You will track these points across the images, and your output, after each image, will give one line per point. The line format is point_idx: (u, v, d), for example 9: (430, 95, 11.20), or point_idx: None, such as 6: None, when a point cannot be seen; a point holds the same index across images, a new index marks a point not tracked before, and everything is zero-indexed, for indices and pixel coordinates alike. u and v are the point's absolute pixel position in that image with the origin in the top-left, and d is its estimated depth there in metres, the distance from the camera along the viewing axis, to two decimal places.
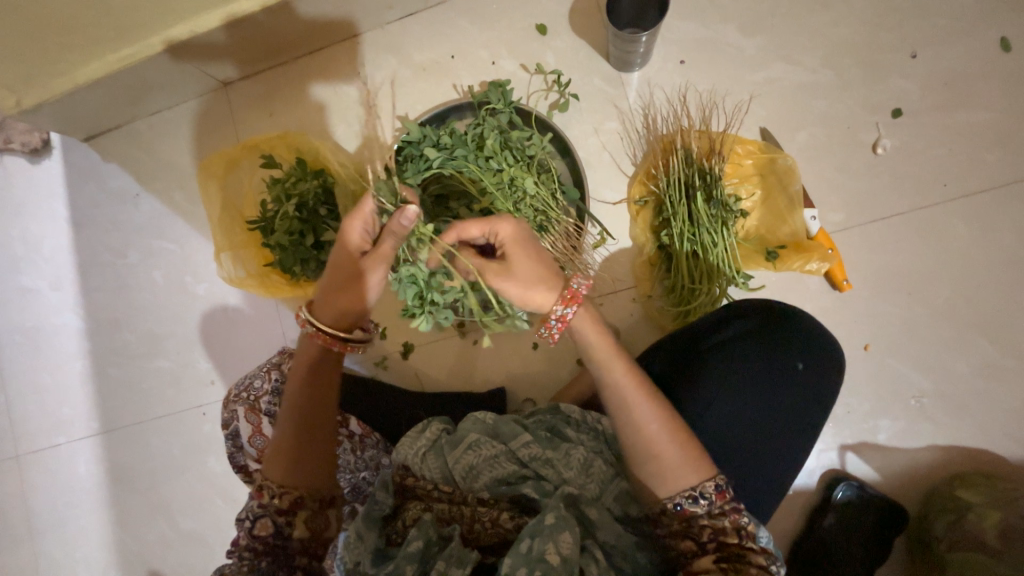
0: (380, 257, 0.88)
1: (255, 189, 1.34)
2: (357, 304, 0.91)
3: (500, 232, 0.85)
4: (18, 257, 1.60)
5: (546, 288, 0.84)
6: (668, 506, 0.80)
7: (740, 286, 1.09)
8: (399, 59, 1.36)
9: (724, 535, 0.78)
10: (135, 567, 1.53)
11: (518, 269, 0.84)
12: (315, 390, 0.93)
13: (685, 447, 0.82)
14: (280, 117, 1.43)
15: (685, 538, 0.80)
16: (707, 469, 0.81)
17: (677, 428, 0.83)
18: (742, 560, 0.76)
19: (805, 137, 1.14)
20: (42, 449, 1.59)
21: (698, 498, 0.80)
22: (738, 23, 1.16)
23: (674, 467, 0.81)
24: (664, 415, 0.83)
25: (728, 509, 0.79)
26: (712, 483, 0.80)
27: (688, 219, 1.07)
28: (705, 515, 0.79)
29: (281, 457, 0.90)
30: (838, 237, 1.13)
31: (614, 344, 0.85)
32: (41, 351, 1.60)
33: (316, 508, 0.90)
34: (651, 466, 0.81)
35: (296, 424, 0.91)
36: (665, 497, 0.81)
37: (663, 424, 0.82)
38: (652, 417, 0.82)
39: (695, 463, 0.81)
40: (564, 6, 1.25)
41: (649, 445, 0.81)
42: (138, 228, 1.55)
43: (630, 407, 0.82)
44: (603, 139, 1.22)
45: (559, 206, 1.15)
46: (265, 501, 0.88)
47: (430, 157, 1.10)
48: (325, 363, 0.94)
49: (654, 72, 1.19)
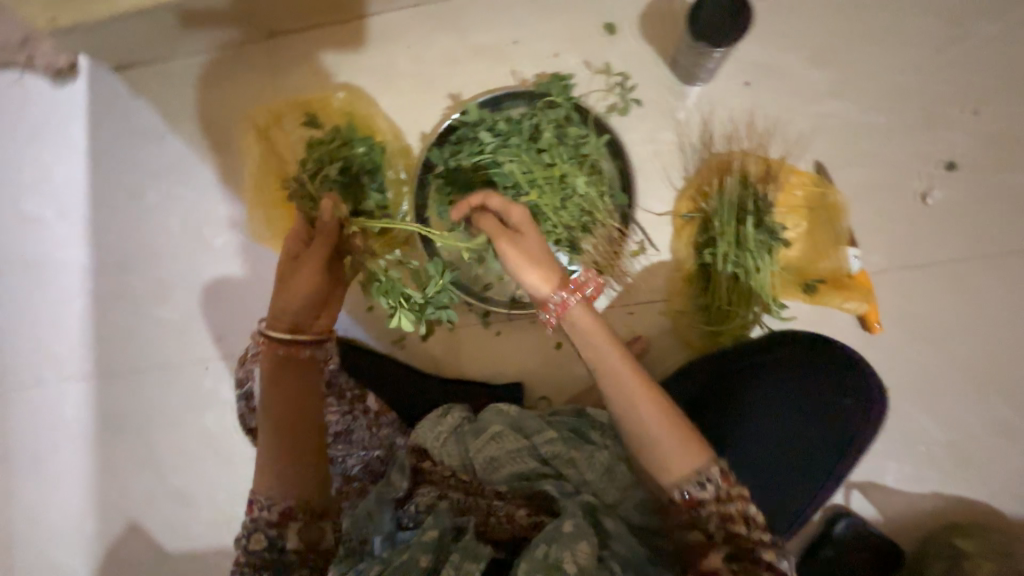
0: (317, 250, 0.97)
1: (294, 148, 1.29)
2: (299, 301, 0.96)
3: (515, 210, 0.89)
4: (27, 184, 1.53)
5: (548, 267, 0.87)
6: (675, 494, 0.79)
7: (774, 314, 1.09)
8: (459, 36, 1.32)
9: (732, 524, 0.78)
10: (117, 515, 1.49)
11: (525, 242, 0.88)
12: (298, 399, 0.90)
13: (683, 430, 0.81)
14: (324, 77, 1.38)
15: (694, 528, 0.79)
16: (708, 453, 0.80)
17: (671, 420, 0.81)
18: (749, 554, 0.77)
19: (858, 175, 1.14)
20: (31, 383, 1.53)
21: (705, 484, 0.78)
22: (806, 53, 1.16)
23: (672, 452, 0.80)
24: (660, 404, 0.82)
25: (734, 494, 0.79)
26: (716, 469, 0.78)
27: (735, 241, 1.07)
28: (714, 503, 0.78)
29: (267, 470, 0.87)
30: (878, 279, 1.13)
31: (612, 332, 0.86)
32: (41, 282, 1.53)
33: (308, 521, 0.85)
34: (650, 451, 0.81)
35: (268, 433, 0.88)
36: (670, 484, 0.79)
37: (653, 416, 0.81)
38: (648, 411, 0.81)
39: (694, 448, 0.80)
40: (635, 9, 1.24)
41: (647, 438, 0.81)
42: (160, 170, 1.50)
43: (625, 389, 0.82)
44: (655, 149, 1.21)
45: (605, 207, 1.14)
46: (255, 515, 0.85)
47: (486, 141, 1.11)
48: (287, 364, 0.92)
49: (717, 90, 1.19)
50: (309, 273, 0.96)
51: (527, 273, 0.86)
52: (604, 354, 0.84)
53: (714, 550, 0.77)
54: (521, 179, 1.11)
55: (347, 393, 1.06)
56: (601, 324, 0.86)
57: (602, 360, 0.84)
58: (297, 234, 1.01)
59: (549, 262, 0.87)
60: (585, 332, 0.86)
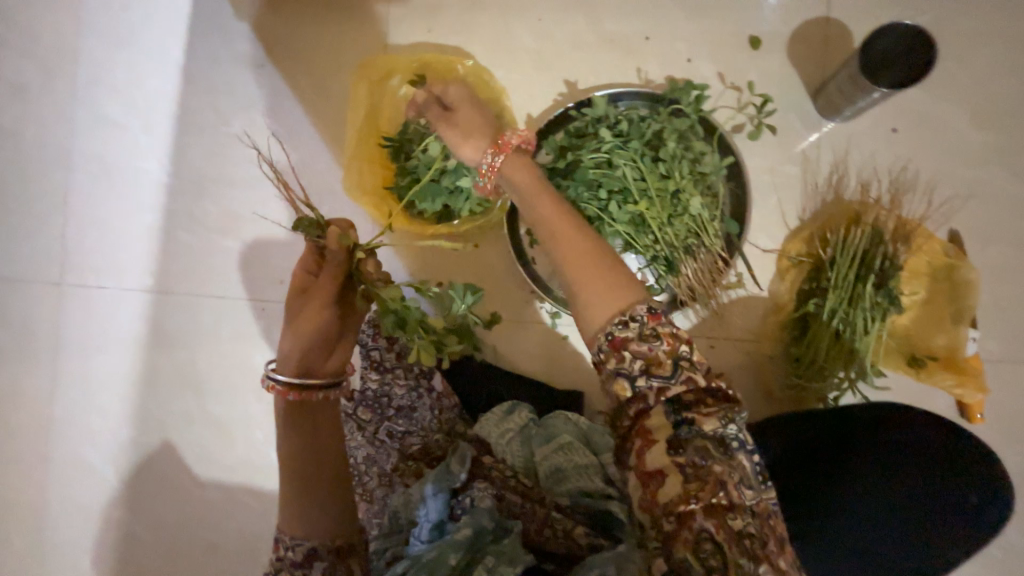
0: (326, 283, 0.90)
1: (396, 106, 1.24)
2: (308, 341, 0.88)
3: (449, 88, 0.99)
4: (121, 86, 1.51)
5: (479, 133, 0.94)
6: (599, 341, 0.67)
7: (868, 382, 1.02)
8: (590, 18, 1.24)
9: (663, 374, 0.64)
10: (151, 432, 1.48)
11: (458, 117, 0.97)
12: (309, 437, 0.85)
13: (611, 269, 0.70)
14: (438, 37, 1.32)
15: (618, 379, 0.65)
16: (637, 291, 0.68)
17: (594, 252, 0.72)
18: (688, 424, 0.64)
19: (995, 254, 1.05)
20: (87, 286, 1.52)
21: (630, 323, 0.66)
22: (967, 112, 1.07)
23: (594, 291, 0.68)
24: (576, 231, 0.74)
25: (667, 336, 0.65)
26: (642, 305, 0.66)
27: (849, 297, 1.00)
28: (637, 344, 0.65)
29: (289, 511, 0.84)
30: (995, 367, 1.04)
31: (544, 185, 0.82)
32: (115, 189, 1.52)
33: (333, 558, 0.82)
34: (569, 297, 0.71)
35: (285, 476, 0.84)
36: (593, 332, 0.68)
37: (563, 243, 0.73)
38: (561, 237, 0.74)
39: (622, 285, 0.68)
40: (787, 26, 1.15)
41: (560, 268, 0.72)
42: (251, 99, 1.46)
43: (548, 232, 0.75)
44: (776, 181, 1.13)
45: (714, 232, 1.08)
46: (280, 553, 0.83)
47: (605, 139, 1.05)
48: (301, 408, 0.87)
49: (859, 130, 1.10)
50: (318, 308, 0.89)
51: (458, 144, 0.96)
52: (525, 191, 0.82)
53: (658, 425, 0.64)
54: (632, 186, 1.05)
55: (418, 370, 1.05)
56: (527, 168, 0.87)
57: (520, 194, 0.83)
58: (306, 268, 0.94)
59: (481, 125, 0.95)
60: (517, 188, 0.84)
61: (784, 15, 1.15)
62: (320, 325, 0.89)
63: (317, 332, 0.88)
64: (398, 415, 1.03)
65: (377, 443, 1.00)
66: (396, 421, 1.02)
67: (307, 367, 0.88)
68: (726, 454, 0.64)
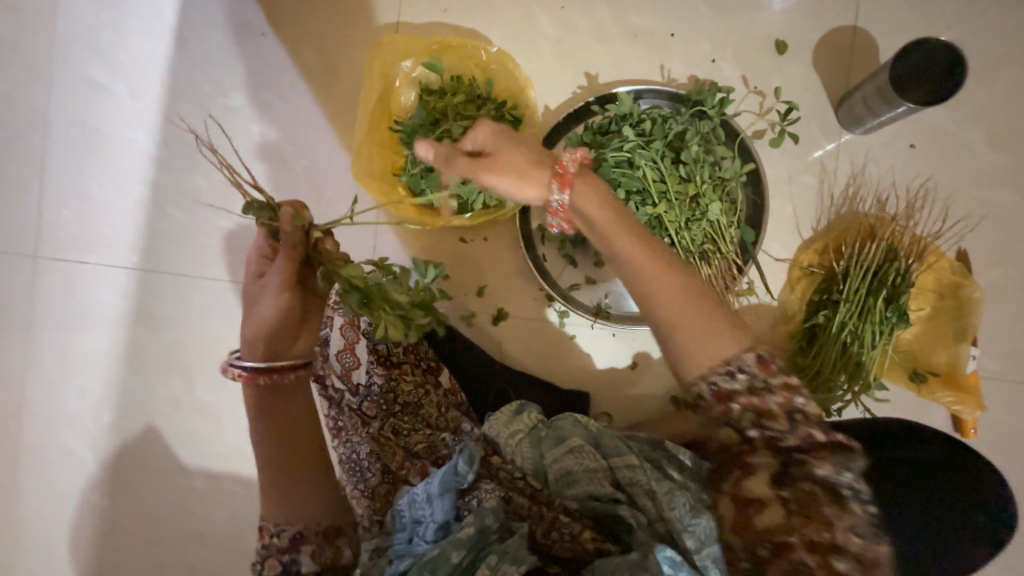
0: (282, 263, 0.81)
1: (408, 89, 1.18)
2: (267, 326, 0.80)
3: (478, 127, 0.83)
4: (107, 46, 1.40)
5: (534, 159, 0.80)
6: (703, 391, 0.68)
7: (870, 394, 1.03)
8: (614, 10, 1.20)
9: (773, 422, 0.67)
10: (132, 417, 1.41)
11: (502, 157, 0.81)
12: (291, 419, 0.81)
13: (713, 318, 0.69)
14: (455, 17, 1.26)
15: (723, 427, 0.70)
16: (744, 340, 0.68)
17: (700, 301, 0.70)
18: (797, 467, 0.66)
19: (999, 274, 1.07)
20: (66, 260, 1.43)
21: (737, 374, 0.67)
22: (984, 132, 1.08)
23: (700, 344, 0.68)
24: (676, 276, 0.70)
25: (777, 384, 0.67)
26: (752, 356, 0.67)
27: (860, 310, 0.99)
28: (746, 395, 0.67)
29: (272, 497, 0.79)
30: (990, 385, 1.07)
31: (624, 218, 0.75)
32: (98, 157, 1.42)
33: (321, 541, 0.77)
34: (669, 349, 0.70)
35: (264, 466, 0.79)
36: (696, 383, 0.68)
37: (669, 294, 0.69)
38: (662, 286, 0.70)
39: (727, 336, 0.68)
40: (813, 34, 1.13)
41: (663, 320, 0.69)
42: (249, 70, 1.37)
43: (642, 281, 0.71)
44: (793, 190, 1.13)
45: (729, 238, 1.07)
46: (265, 542, 0.78)
47: (628, 138, 1.02)
48: (270, 395, 0.81)
49: (878, 144, 1.10)
50: (275, 291, 0.80)
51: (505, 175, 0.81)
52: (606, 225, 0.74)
53: (758, 463, 0.67)
54: (652, 188, 1.02)
55: (427, 364, 1.10)
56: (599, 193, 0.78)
57: (598, 226, 0.75)
58: (262, 250, 0.87)
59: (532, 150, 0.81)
60: (589, 221, 0.76)
61: (812, 21, 1.13)
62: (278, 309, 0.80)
63: (279, 316, 0.80)
64: (403, 412, 1.04)
65: (382, 440, 1.00)
66: (403, 418, 1.04)
67: (273, 351, 0.81)
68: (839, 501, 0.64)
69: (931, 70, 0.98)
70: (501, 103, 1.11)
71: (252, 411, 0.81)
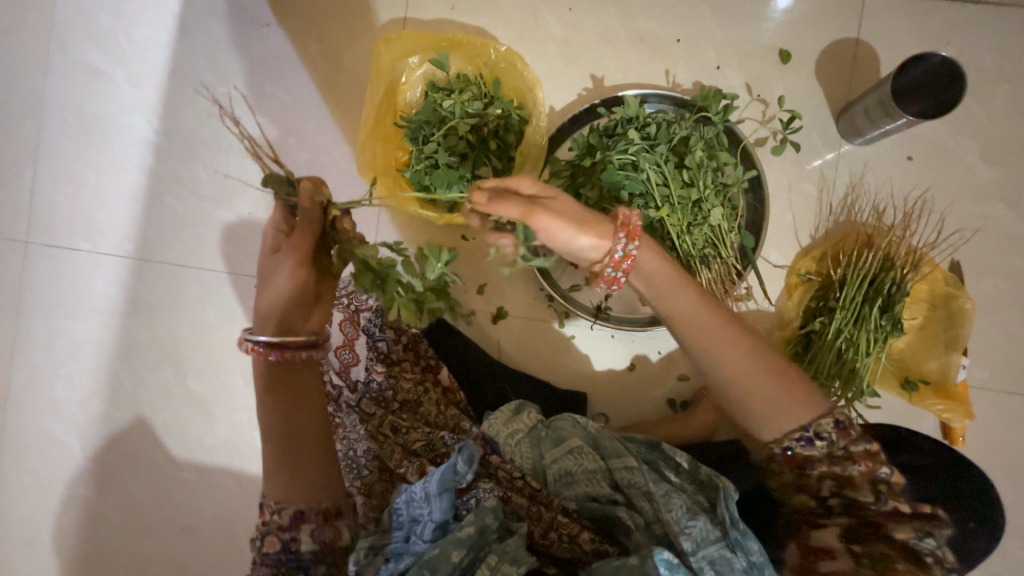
0: (299, 244, 0.84)
1: (415, 84, 1.17)
2: (282, 302, 0.84)
3: (524, 180, 0.83)
4: (106, 31, 1.38)
5: (603, 226, 0.81)
6: (776, 452, 0.76)
7: (864, 401, 1.05)
8: (622, 14, 1.20)
9: (856, 490, 0.75)
10: (122, 407, 1.39)
11: (560, 208, 0.81)
12: (298, 400, 0.84)
13: (782, 382, 0.76)
14: (462, 15, 1.26)
15: (800, 493, 0.79)
16: (814, 403, 0.76)
17: (778, 374, 0.76)
18: (880, 531, 0.74)
19: (990, 286, 1.10)
20: (59, 246, 1.40)
21: (814, 440, 0.75)
22: (979, 147, 1.10)
23: (771, 409, 0.75)
24: (748, 351, 0.76)
25: (859, 453, 0.75)
26: (829, 420, 0.75)
27: (855, 317, 1.02)
28: (826, 462, 0.75)
29: (277, 473, 0.83)
30: (978, 394, 1.10)
31: (683, 279, 0.81)
32: (93, 143, 1.40)
33: (320, 521, 0.83)
34: (741, 413, 0.77)
35: (270, 440, 0.84)
36: (770, 443, 0.76)
37: (750, 371, 0.75)
38: (741, 365, 0.75)
39: (795, 399, 0.76)
40: (816, 44, 1.15)
41: (744, 395, 0.76)
42: (252, 59, 1.36)
43: (711, 350, 0.76)
44: (793, 198, 1.14)
45: (730, 243, 1.08)
46: (266, 518, 0.82)
47: (633, 140, 1.03)
48: (280, 373, 0.84)
49: (876, 155, 1.12)
50: (291, 269, 0.84)
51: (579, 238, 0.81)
52: (683, 307, 0.78)
53: (833, 521, 0.76)
54: (656, 192, 1.03)
55: (427, 361, 1.11)
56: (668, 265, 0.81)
57: (673, 307, 0.79)
58: (278, 224, 0.88)
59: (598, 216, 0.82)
60: (652, 286, 0.81)
61: (815, 32, 1.15)
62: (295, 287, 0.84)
63: (296, 295, 0.85)
64: (403, 409, 1.04)
65: (381, 438, 1.00)
66: (402, 416, 1.03)
67: (286, 325, 0.84)
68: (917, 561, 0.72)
69: (932, 85, 1.01)
70: (508, 101, 1.10)
71: (262, 386, 0.84)
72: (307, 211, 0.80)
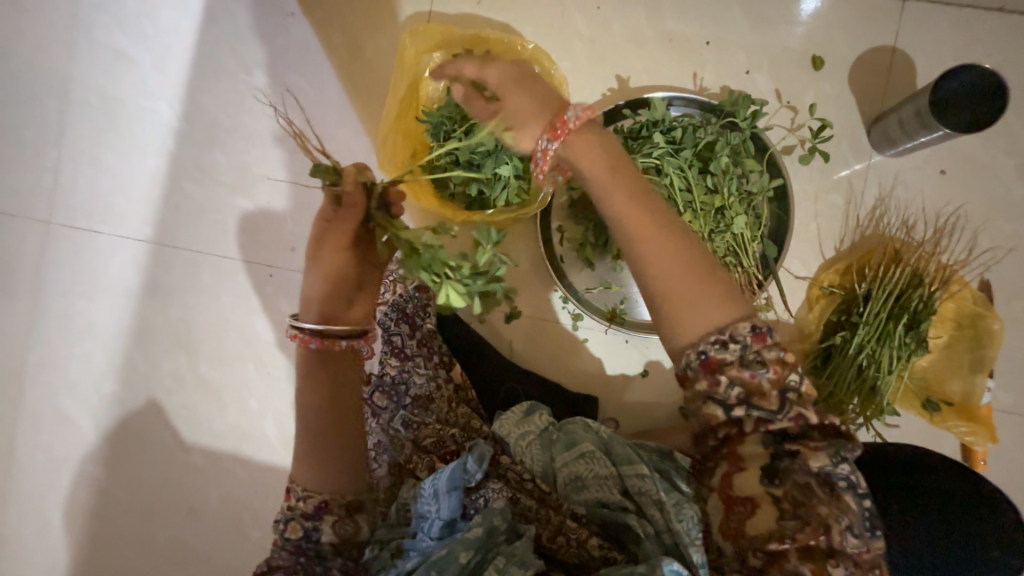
0: (339, 229, 0.76)
1: (437, 79, 1.17)
2: (331, 294, 0.78)
3: (490, 68, 0.81)
4: (133, 16, 1.39)
5: (538, 119, 0.77)
6: (688, 358, 0.64)
7: (883, 419, 1.03)
8: (650, 14, 1.18)
9: (764, 401, 0.62)
10: (135, 389, 1.40)
11: (508, 104, 0.78)
12: (336, 390, 0.82)
13: (705, 277, 0.65)
14: (488, 10, 1.24)
15: (713, 406, 0.64)
16: (739, 309, 0.65)
17: (693, 262, 0.66)
18: (798, 460, 0.62)
19: (1022, 308, 1.06)
20: (79, 228, 1.42)
21: (730, 344, 0.63)
22: (1017, 163, 1.07)
23: (686, 302, 0.65)
24: (675, 237, 0.67)
25: (771, 359, 0.62)
26: (746, 325, 0.64)
27: (878, 334, 0.99)
28: (737, 365, 0.62)
29: (307, 461, 0.82)
30: (1003, 418, 1.07)
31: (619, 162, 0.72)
32: (116, 126, 1.41)
33: (343, 514, 0.82)
34: (655, 305, 0.67)
35: (304, 431, 0.82)
36: (682, 346, 0.65)
37: (658, 245, 0.66)
38: (651, 243, 0.67)
39: (718, 298, 0.65)
40: (850, 52, 1.12)
41: (652, 279, 0.66)
42: (276, 48, 1.36)
43: (631, 230, 0.68)
44: (819, 208, 1.12)
45: (752, 252, 1.06)
46: (291, 504, 0.82)
47: (658, 144, 1.01)
48: (321, 369, 0.79)
49: (907, 168, 1.09)
50: (330, 257, 0.76)
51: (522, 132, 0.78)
52: (615, 189, 0.69)
53: (753, 458, 0.64)
54: (679, 197, 1.01)
55: (441, 357, 1.10)
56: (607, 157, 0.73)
57: (597, 184, 0.70)
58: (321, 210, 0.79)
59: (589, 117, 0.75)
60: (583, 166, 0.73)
61: (850, 39, 1.12)
62: (345, 275, 0.77)
63: (344, 284, 0.78)
64: (414, 405, 1.03)
65: (391, 433, 1.00)
66: (411, 412, 1.02)
67: (327, 317, 0.78)
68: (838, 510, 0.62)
69: (973, 97, 0.97)
70: None
71: (300, 371, 0.81)
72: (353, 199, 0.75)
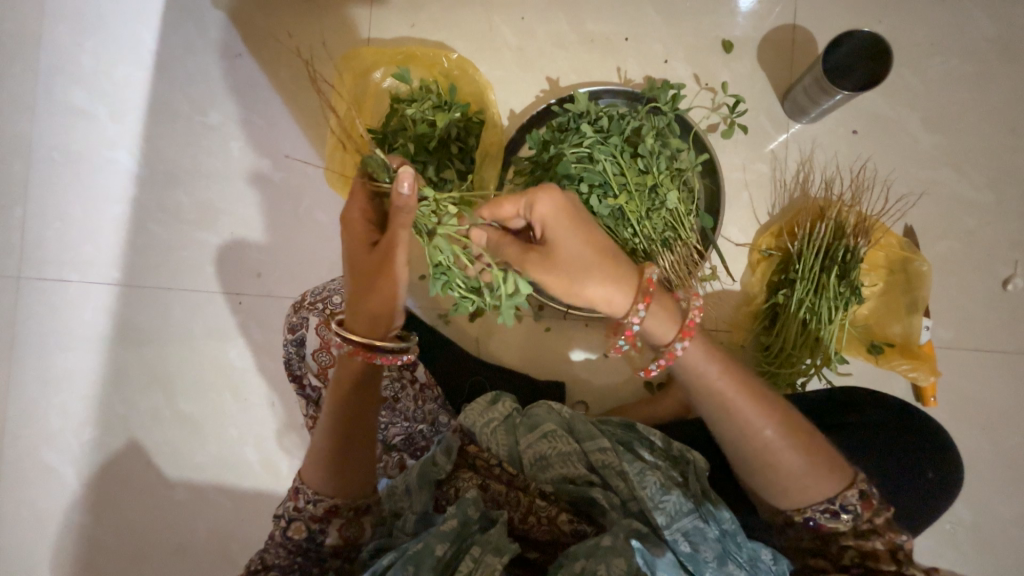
0: (390, 246, 0.85)
1: (378, 98, 1.24)
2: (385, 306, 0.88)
3: (540, 200, 0.76)
4: (87, 74, 1.45)
5: (617, 287, 0.77)
6: (796, 518, 0.79)
7: (832, 368, 1.07)
8: (571, 19, 1.27)
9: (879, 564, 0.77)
10: (114, 433, 1.41)
11: (560, 254, 0.77)
12: (367, 409, 0.90)
13: (809, 455, 0.77)
14: (421, 31, 1.32)
15: (818, 557, 0.80)
16: (845, 478, 0.78)
17: (799, 433, 0.78)
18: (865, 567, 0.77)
19: (943, 249, 1.14)
20: (49, 279, 1.44)
21: (839, 515, 0.77)
22: (920, 116, 1.16)
23: (801, 483, 0.77)
24: (782, 428, 0.78)
25: (879, 522, 0.78)
26: (855, 492, 0.77)
27: (814, 288, 1.04)
28: (850, 535, 0.78)
29: (327, 470, 0.88)
30: (941, 353, 1.13)
31: (724, 364, 0.79)
32: (79, 179, 1.45)
33: (350, 517, 0.90)
34: (765, 487, 0.79)
35: (336, 437, 0.88)
36: (790, 510, 0.79)
37: (776, 426, 0.77)
38: (771, 431, 0.77)
39: (833, 474, 0.78)
40: (757, 33, 1.21)
41: (765, 459, 0.77)
42: (226, 88, 1.42)
43: (742, 423, 0.77)
44: (748, 178, 1.19)
45: (688, 226, 1.11)
46: (299, 506, 0.89)
47: (585, 133, 1.03)
48: (360, 380, 0.89)
49: (822, 131, 1.17)
50: (387, 269, 0.86)
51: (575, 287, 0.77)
52: (713, 387, 0.78)
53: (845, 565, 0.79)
54: (612, 179, 1.02)
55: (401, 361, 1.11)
56: (590, 237, 0.77)
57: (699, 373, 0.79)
58: (368, 218, 0.90)
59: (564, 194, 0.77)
60: (694, 376, 0.79)
61: (756, 22, 1.21)
62: (398, 287, 0.87)
63: (396, 294, 0.88)
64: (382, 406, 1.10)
65: None
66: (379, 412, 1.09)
67: (373, 330, 0.89)
68: (869, 545, 0.77)
69: (862, 59, 1.07)
70: (466, 103, 1.14)
71: (339, 376, 0.89)
72: (406, 198, 0.79)
